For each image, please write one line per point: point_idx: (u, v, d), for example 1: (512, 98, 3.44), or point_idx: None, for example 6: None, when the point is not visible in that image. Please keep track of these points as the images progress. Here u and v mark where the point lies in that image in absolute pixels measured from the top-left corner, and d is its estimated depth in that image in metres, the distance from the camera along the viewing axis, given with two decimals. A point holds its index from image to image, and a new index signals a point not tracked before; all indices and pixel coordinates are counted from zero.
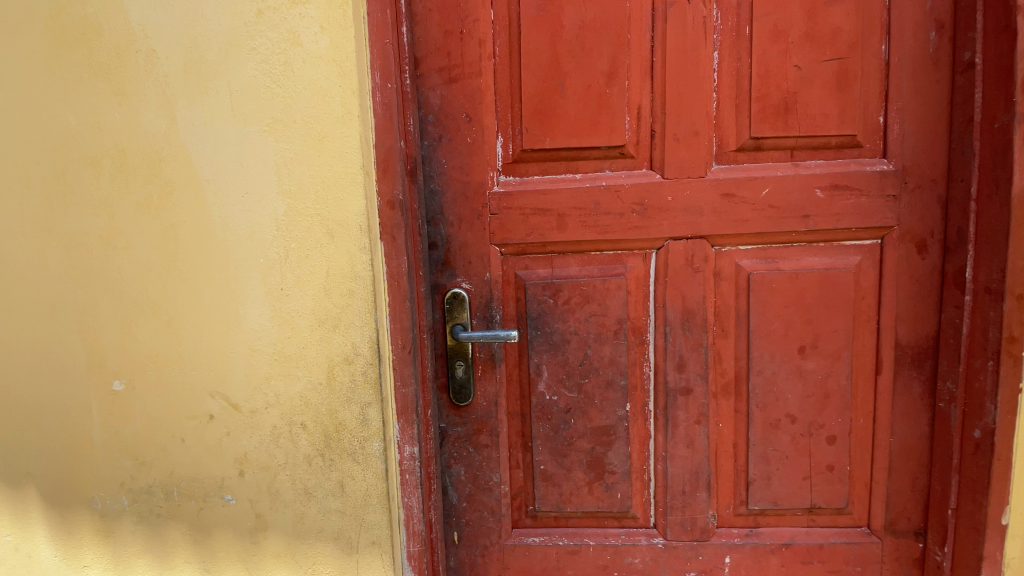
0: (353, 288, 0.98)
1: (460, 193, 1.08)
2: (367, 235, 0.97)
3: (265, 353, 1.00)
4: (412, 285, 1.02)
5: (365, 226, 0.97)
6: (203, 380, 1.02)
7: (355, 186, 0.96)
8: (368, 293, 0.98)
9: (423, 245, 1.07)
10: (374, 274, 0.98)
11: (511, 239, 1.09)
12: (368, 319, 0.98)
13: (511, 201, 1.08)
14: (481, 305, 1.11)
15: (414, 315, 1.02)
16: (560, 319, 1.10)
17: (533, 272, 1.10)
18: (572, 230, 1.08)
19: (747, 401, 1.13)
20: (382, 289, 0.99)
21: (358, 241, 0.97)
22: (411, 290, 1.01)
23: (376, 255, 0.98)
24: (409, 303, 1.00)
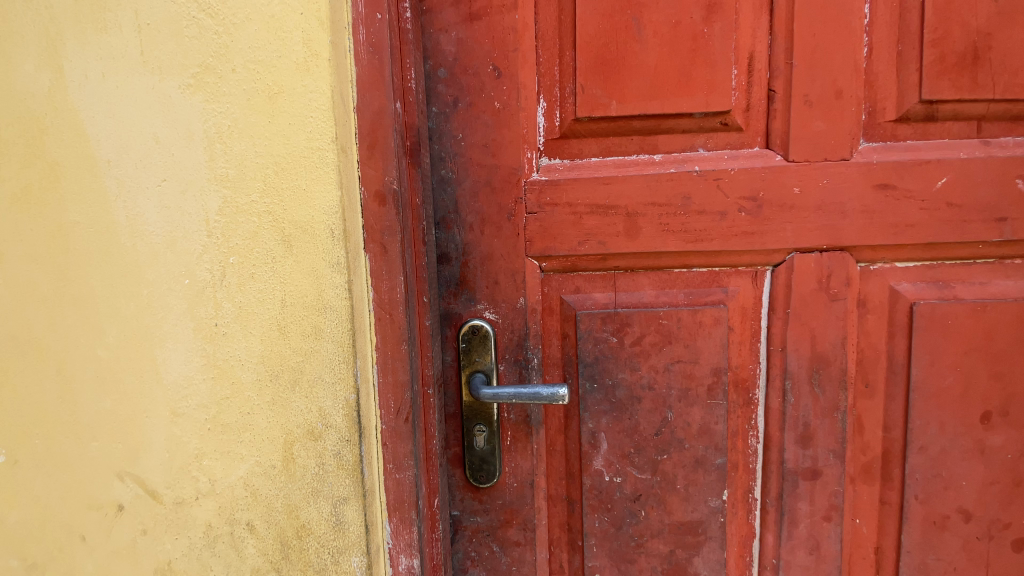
0: (320, 326, 0.63)
1: (483, 183, 0.73)
2: (345, 245, 0.63)
3: (192, 418, 0.67)
4: (413, 318, 0.68)
5: (341, 231, 0.62)
6: (109, 456, 0.69)
7: (323, 169, 0.62)
8: (344, 333, 0.63)
9: (430, 259, 0.73)
10: (356, 306, 0.64)
11: (556, 250, 0.74)
12: (344, 373, 0.64)
13: (558, 194, 0.73)
14: (512, 345, 0.76)
15: (417, 362, 0.69)
16: (627, 367, 0.75)
17: (588, 298, 0.75)
18: (649, 237, 0.73)
19: (899, 488, 0.77)
20: (367, 327, 0.65)
21: (328, 255, 0.62)
22: (412, 326, 0.67)
23: (359, 276, 0.64)
24: (408, 346, 0.66)
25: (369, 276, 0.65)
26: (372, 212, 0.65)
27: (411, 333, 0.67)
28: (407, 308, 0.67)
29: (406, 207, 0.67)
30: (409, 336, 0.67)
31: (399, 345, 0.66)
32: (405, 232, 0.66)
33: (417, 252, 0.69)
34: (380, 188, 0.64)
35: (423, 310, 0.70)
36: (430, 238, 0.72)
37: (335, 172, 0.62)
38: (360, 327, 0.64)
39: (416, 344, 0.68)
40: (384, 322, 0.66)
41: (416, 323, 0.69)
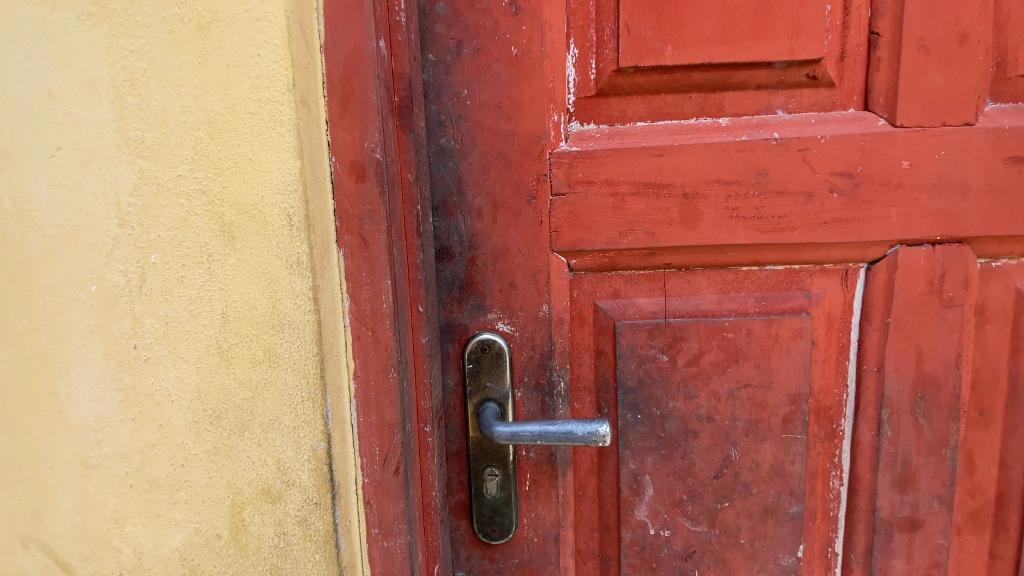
0: (276, 350, 0.45)
1: (495, 155, 0.56)
2: (307, 238, 0.44)
3: (104, 485, 0.43)
4: (405, 336, 0.50)
5: (302, 218, 0.44)
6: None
7: (276, 130, 0.43)
8: (309, 361, 0.45)
9: (427, 255, 0.55)
10: (323, 323, 0.46)
11: (590, 243, 0.56)
12: (309, 415, 0.46)
13: (593, 169, 0.55)
14: (531, 365, 0.59)
15: (410, 395, 0.51)
16: (680, 395, 0.58)
17: (630, 304, 0.58)
18: (712, 225, 0.55)
19: (1018, 542, 0.62)
20: (340, 350, 0.48)
21: (284, 252, 0.44)
22: (404, 347, 0.50)
23: (327, 281, 0.46)
24: (398, 374, 0.49)
25: (342, 280, 0.47)
26: (345, 189, 0.47)
27: (403, 357, 0.50)
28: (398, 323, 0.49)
29: (394, 185, 0.49)
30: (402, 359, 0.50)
31: (387, 374, 0.49)
32: (393, 219, 0.48)
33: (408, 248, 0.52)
34: (357, 159, 0.47)
35: (417, 324, 0.52)
36: (427, 228, 0.55)
37: (292, 136, 0.43)
38: (330, 351, 0.47)
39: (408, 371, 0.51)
40: (364, 343, 0.48)
41: (407, 343, 0.51)
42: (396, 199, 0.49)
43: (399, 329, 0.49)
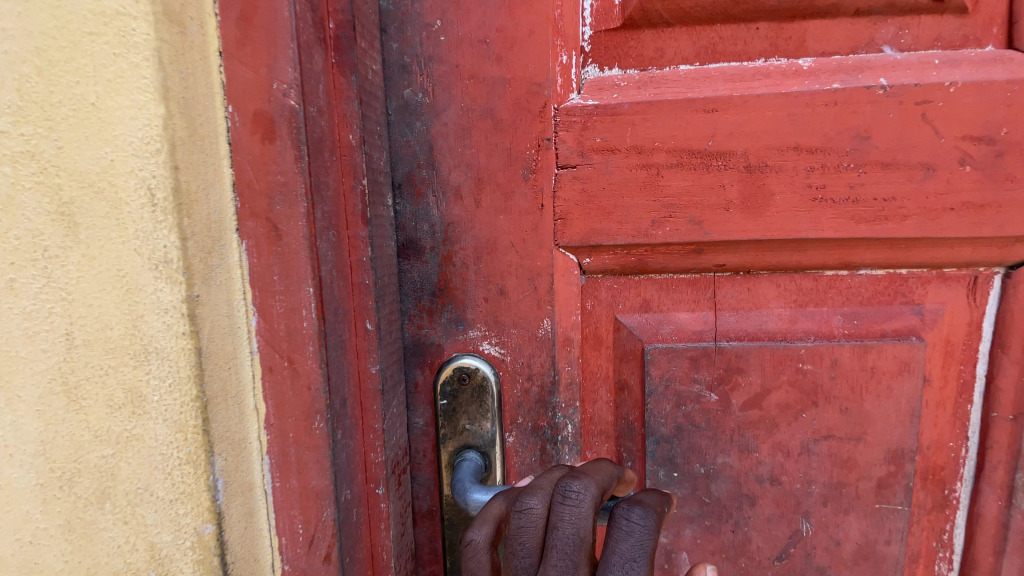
0: (140, 391, 0.30)
1: (480, 111, 0.40)
2: (177, 224, 0.29)
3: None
4: (341, 366, 0.35)
5: (170, 196, 0.28)
6: None
7: (126, 59, 0.27)
8: (188, 410, 0.30)
9: (383, 250, 0.39)
10: (206, 354, 0.30)
11: (611, 235, 0.40)
12: (187, 486, 0.31)
13: (617, 132, 0.39)
14: (528, 403, 0.43)
15: (349, 451, 0.36)
16: (732, 448, 0.42)
17: (665, 321, 0.42)
18: (786, 212, 0.39)
19: None
20: (240, 389, 0.33)
21: (144, 244, 0.28)
22: (336, 387, 0.34)
23: (211, 290, 0.30)
24: (327, 425, 0.34)
25: (245, 287, 0.32)
26: (246, 150, 0.31)
27: (337, 397, 0.34)
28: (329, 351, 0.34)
29: (323, 147, 0.33)
30: (344, 397, 0.35)
31: (310, 427, 0.34)
32: (322, 203, 0.33)
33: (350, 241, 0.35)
34: (260, 107, 0.31)
35: (363, 350, 0.37)
36: (384, 211, 0.39)
37: (150, 67, 0.27)
38: (222, 393, 0.31)
39: (349, 415, 0.36)
40: (275, 377, 0.33)
41: (350, 377, 0.36)
42: (330, 168, 0.33)
43: (331, 360, 0.34)
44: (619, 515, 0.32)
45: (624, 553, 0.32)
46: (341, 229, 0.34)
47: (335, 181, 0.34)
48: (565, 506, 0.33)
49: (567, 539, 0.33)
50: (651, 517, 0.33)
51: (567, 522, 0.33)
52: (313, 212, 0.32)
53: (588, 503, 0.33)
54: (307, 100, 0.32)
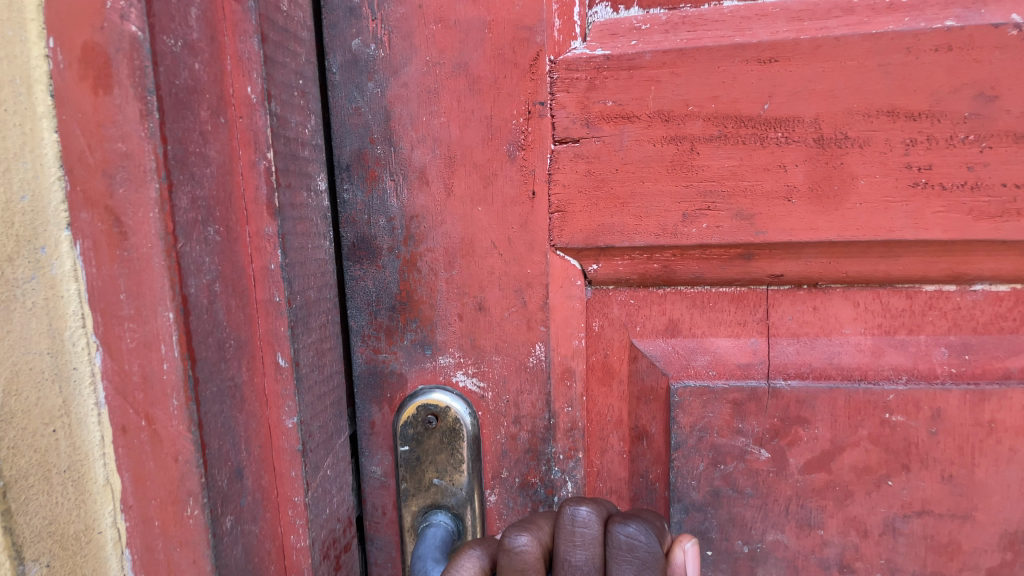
0: None
1: (452, 65, 0.29)
2: None
3: None
4: (231, 423, 0.25)
5: None
6: None
7: None
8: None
9: (305, 259, 0.28)
10: (7, 418, 0.22)
11: (626, 234, 0.30)
12: None
13: (635, 92, 0.29)
14: (514, 453, 0.33)
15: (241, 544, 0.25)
16: (788, 522, 0.31)
17: (700, 350, 0.31)
18: (874, 203, 0.28)
19: None
20: (76, 458, 0.24)
21: None
22: (216, 460, 0.24)
23: (11, 318, 0.22)
24: (201, 514, 0.23)
25: (82, 308, 0.24)
26: (74, 107, 0.22)
27: (222, 471, 0.24)
28: (206, 409, 0.23)
29: (194, 101, 0.22)
30: (236, 466, 0.25)
31: (181, 514, 0.24)
32: (192, 184, 0.22)
33: (252, 246, 0.25)
34: (91, 38, 0.21)
35: (271, 398, 0.27)
36: (307, 201, 0.28)
37: None
38: (40, 469, 0.23)
39: (250, 492, 0.26)
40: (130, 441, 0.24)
41: (250, 439, 0.26)
42: (211, 134, 0.23)
43: (208, 417, 0.23)
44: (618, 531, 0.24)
45: None
46: (231, 222, 0.24)
47: (218, 153, 0.23)
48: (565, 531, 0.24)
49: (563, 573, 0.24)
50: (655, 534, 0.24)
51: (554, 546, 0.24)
52: (171, 196, 0.21)
53: (597, 524, 0.25)
54: (156, 27, 0.20)
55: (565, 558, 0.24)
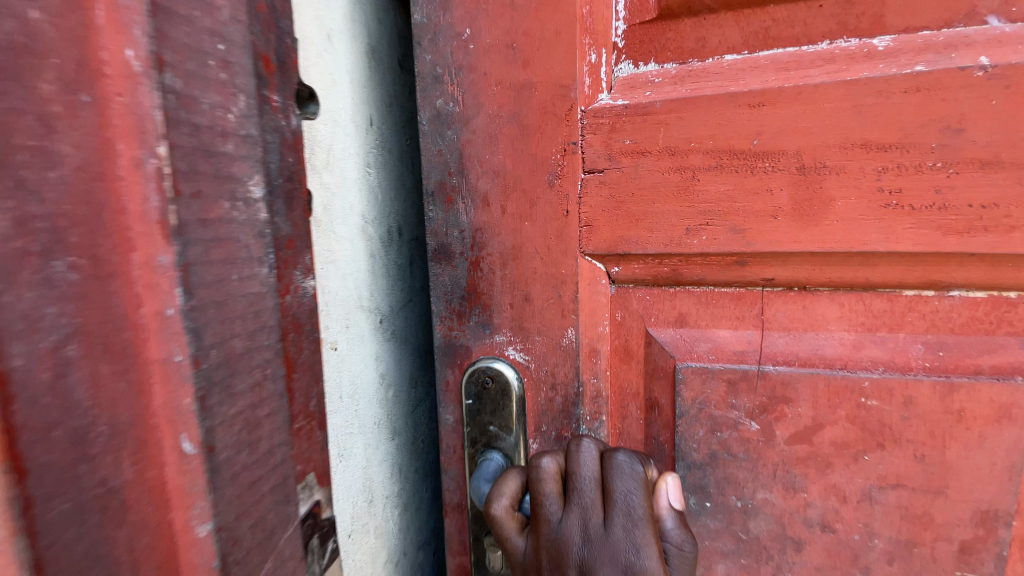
0: None
1: (507, 116, 0.39)
2: None
3: None
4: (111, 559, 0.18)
5: None
6: None
7: None
8: None
9: (228, 295, 0.22)
10: None
11: (640, 243, 0.38)
12: None
13: (648, 132, 0.36)
14: (552, 413, 0.41)
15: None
16: (775, 484, 0.37)
17: (703, 336, 0.38)
18: (850, 220, 0.33)
19: None
20: None
21: None
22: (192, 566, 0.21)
23: None
24: None
25: None
26: None
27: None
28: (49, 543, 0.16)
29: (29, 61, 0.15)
30: None
31: None
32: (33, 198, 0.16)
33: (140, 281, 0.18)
34: None
35: (176, 498, 0.20)
36: (228, 215, 0.22)
37: None
38: None
39: None
40: None
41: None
42: (60, 120, 0.16)
43: (55, 553, 0.16)
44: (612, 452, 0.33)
45: (618, 487, 0.32)
46: (98, 250, 0.17)
47: (75, 146, 0.17)
48: (575, 453, 0.34)
49: (575, 482, 0.33)
50: (640, 462, 0.33)
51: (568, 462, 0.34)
52: None
53: (597, 452, 0.35)
54: None
55: (576, 471, 0.34)
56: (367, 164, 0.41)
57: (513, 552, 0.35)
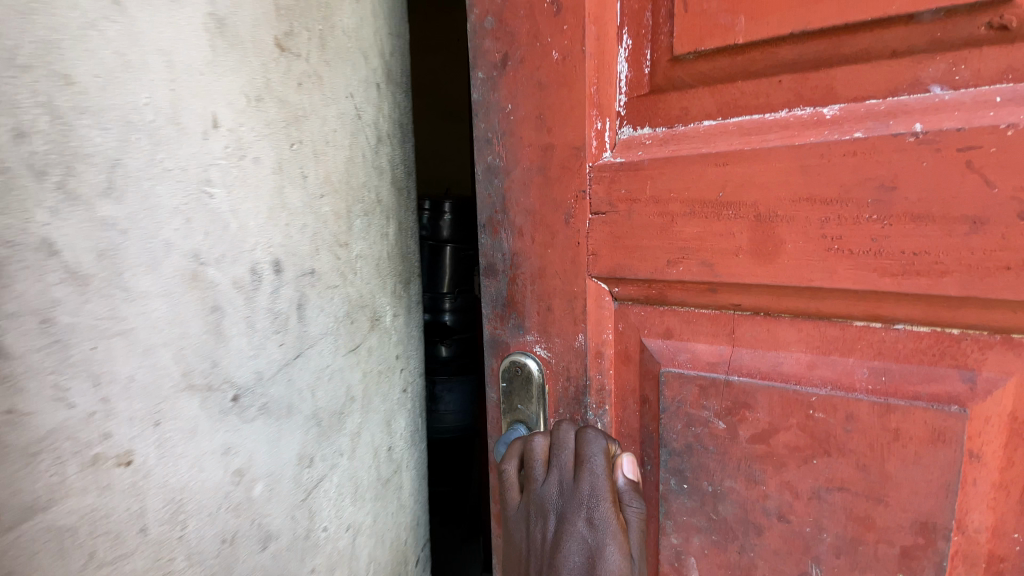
0: None
1: (536, 169, 0.51)
2: None
3: None
4: None
5: None
6: None
7: None
8: None
9: None
10: None
11: (633, 270, 0.47)
12: None
13: (638, 183, 0.46)
14: (567, 399, 0.52)
15: None
16: (739, 475, 0.45)
17: (685, 347, 0.47)
18: (798, 260, 0.40)
19: None
20: None
21: None
22: None
23: None
24: None
25: None
26: None
27: None
28: None
29: None
30: None
31: None
32: None
33: None
34: None
35: None
36: None
37: None
38: None
39: None
40: None
41: None
42: None
43: None
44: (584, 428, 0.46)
45: (587, 450, 0.44)
46: None
47: None
48: (559, 429, 0.47)
49: (559, 449, 0.46)
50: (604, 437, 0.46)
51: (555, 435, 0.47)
52: None
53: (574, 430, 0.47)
54: None
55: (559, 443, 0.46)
56: (203, 188, 0.33)
57: (511, 502, 0.48)
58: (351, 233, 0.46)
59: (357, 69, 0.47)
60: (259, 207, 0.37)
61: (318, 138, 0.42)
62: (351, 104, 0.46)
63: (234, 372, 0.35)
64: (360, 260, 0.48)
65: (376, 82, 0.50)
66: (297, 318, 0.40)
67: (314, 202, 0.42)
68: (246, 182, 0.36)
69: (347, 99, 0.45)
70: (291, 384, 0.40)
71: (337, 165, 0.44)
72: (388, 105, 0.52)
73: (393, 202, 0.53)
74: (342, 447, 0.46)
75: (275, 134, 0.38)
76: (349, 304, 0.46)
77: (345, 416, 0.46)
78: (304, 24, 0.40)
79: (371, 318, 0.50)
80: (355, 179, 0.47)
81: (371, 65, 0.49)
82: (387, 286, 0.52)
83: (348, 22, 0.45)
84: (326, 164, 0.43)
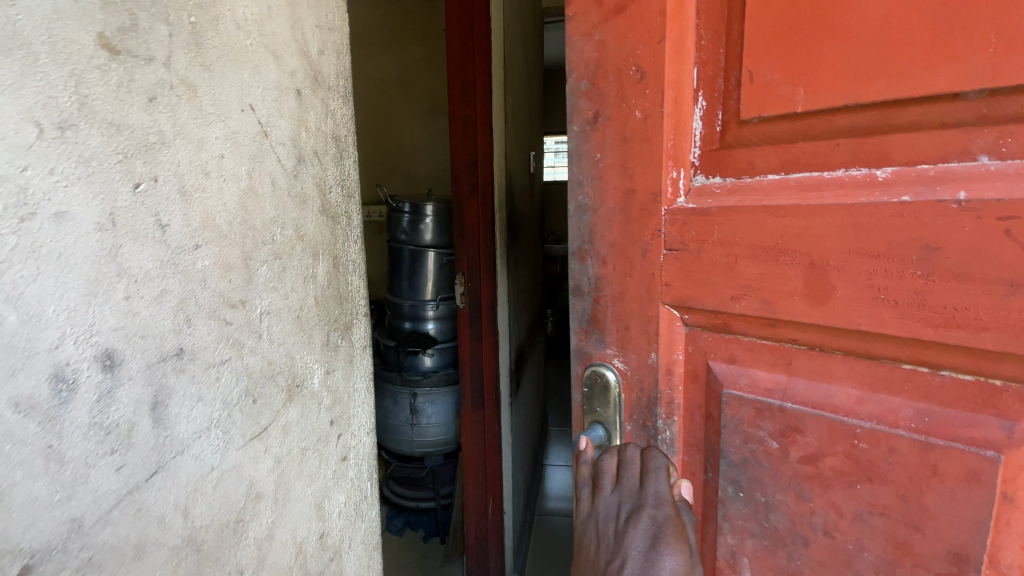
0: None
1: (619, 209, 0.59)
2: None
3: None
4: None
5: None
6: None
7: None
8: None
9: None
10: None
11: (701, 301, 0.54)
12: None
13: (706, 227, 0.52)
14: (639, 406, 0.61)
15: None
16: (789, 490, 0.50)
17: (745, 372, 0.53)
18: (849, 304, 0.44)
19: None
20: None
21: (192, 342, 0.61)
22: None
23: None
24: None
25: None
26: None
27: None
28: None
29: None
30: None
31: None
32: None
33: None
34: None
35: None
36: None
37: None
38: None
39: None
40: None
41: None
42: None
43: None
44: (650, 451, 0.55)
45: (655, 469, 0.54)
46: None
47: None
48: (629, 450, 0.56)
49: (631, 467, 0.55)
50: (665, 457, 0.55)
51: (625, 454, 0.56)
52: None
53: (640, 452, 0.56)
54: None
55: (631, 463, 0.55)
56: None
57: (581, 510, 0.57)
58: (250, 287, 0.41)
59: (244, 72, 0.40)
60: (80, 287, 0.28)
61: (198, 165, 0.35)
62: (252, 117, 0.40)
63: (23, 536, 0.25)
64: (267, 317, 0.43)
65: (277, 86, 0.44)
66: (151, 418, 0.32)
67: (186, 254, 0.35)
68: (35, 253, 0.26)
69: (240, 116, 0.39)
70: (142, 516, 0.32)
71: (219, 199, 0.37)
72: (289, 121, 0.46)
73: (298, 242, 0.47)
74: (241, 561, 0.41)
75: (97, 172, 0.29)
76: (250, 376, 0.41)
77: (245, 525, 0.41)
78: (165, 13, 0.33)
79: (290, 384, 0.47)
80: (255, 222, 0.41)
81: (270, 80, 0.43)
82: (311, 338, 0.50)
83: (245, 14, 0.40)
84: (205, 201, 0.36)
